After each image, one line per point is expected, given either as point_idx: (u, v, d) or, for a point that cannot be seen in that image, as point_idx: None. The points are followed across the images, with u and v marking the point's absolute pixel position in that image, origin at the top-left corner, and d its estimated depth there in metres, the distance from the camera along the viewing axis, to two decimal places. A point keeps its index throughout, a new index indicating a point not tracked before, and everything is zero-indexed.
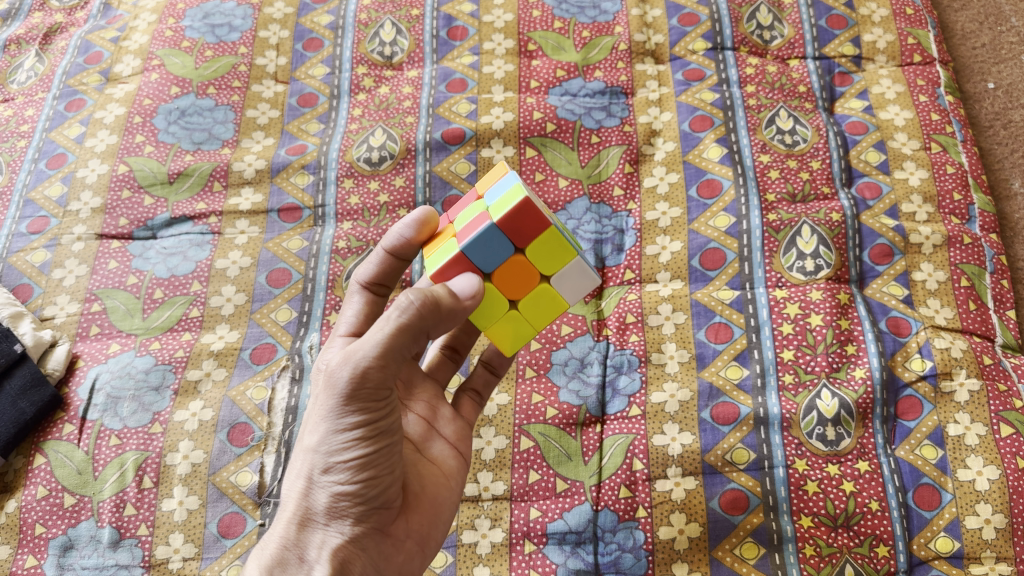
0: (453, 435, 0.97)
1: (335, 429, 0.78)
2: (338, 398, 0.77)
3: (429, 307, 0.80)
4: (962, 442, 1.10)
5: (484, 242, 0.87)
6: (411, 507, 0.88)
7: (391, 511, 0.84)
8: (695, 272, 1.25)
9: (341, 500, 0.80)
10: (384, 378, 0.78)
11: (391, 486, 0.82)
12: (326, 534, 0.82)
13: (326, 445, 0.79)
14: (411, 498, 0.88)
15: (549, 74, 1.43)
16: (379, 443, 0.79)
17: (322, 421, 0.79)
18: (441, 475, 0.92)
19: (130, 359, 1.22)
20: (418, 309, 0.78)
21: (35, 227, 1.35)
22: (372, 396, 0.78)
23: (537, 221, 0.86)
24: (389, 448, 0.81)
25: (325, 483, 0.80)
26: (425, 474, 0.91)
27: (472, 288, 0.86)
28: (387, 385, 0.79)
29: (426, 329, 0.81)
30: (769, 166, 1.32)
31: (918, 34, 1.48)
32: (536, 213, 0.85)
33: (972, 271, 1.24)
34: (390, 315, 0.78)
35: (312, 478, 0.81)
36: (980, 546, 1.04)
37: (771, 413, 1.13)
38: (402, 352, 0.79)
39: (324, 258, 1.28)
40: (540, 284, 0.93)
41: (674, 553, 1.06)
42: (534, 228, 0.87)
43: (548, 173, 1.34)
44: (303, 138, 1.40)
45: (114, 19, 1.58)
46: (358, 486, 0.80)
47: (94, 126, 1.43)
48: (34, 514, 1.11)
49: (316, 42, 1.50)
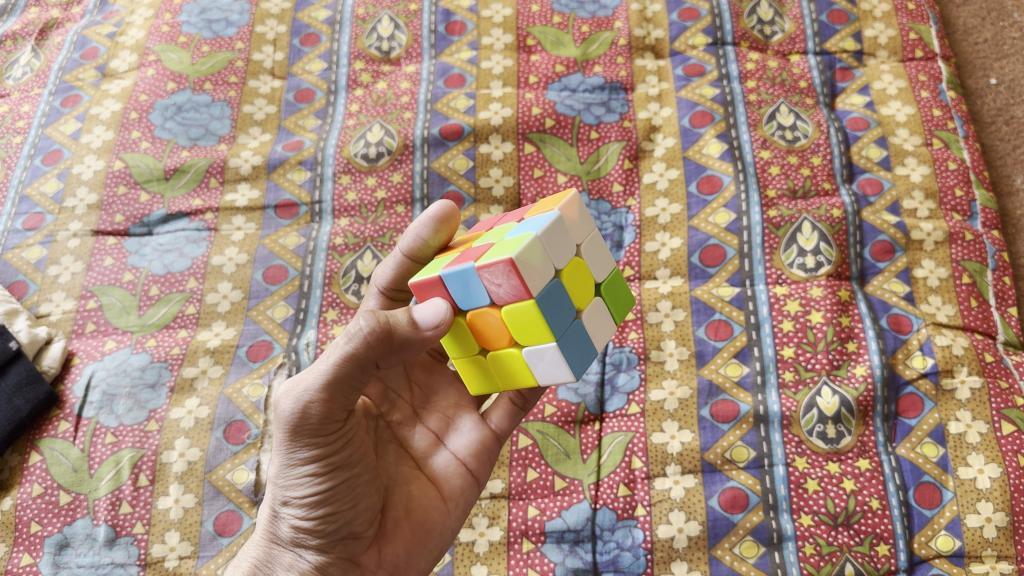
0: (465, 451, 0.91)
1: (287, 462, 0.77)
2: (284, 431, 0.76)
3: (379, 336, 0.74)
4: (963, 440, 1.09)
5: (461, 278, 0.79)
6: (390, 534, 0.84)
7: (362, 540, 0.82)
8: (695, 269, 1.24)
9: (300, 531, 0.80)
10: (329, 411, 0.75)
11: (355, 518, 0.81)
12: (292, 561, 0.81)
13: (281, 477, 0.79)
14: (393, 524, 0.85)
15: (548, 69, 1.42)
16: (332, 478, 0.78)
17: (276, 454, 0.78)
18: (437, 497, 0.88)
19: (125, 356, 1.21)
20: (366, 338, 0.73)
21: (30, 224, 1.34)
22: (318, 429, 0.75)
23: (515, 286, 0.75)
24: (344, 479, 0.79)
25: (284, 514, 0.80)
26: (417, 496, 0.87)
27: (436, 318, 0.77)
28: (334, 418, 0.76)
29: (378, 359, 0.75)
30: (769, 162, 1.31)
31: (920, 30, 1.46)
32: (514, 278, 0.74)
33: (974, 268, 1.23)
34: (339, 344, 0.74)
35: (275, 507, 0.81)
36: (981, 545, 1.03)
37: (771, 410, 1.12)
38: (351, 382, 0.75)
39: (321, 255, 1.27)
40: (516, 350, 0.82)
41: (673, 552, 1.05)
42: (513, 291, 0.76)
43: (547, 169, 1.33)
44: (300, 134, 1.39)
45: (111, 15, 1.57)
46: (315, 516, 0.79)
47: (90, 122, 1.42)
48: (29, 512, 1.10)
49: (313, 37, 1.49)
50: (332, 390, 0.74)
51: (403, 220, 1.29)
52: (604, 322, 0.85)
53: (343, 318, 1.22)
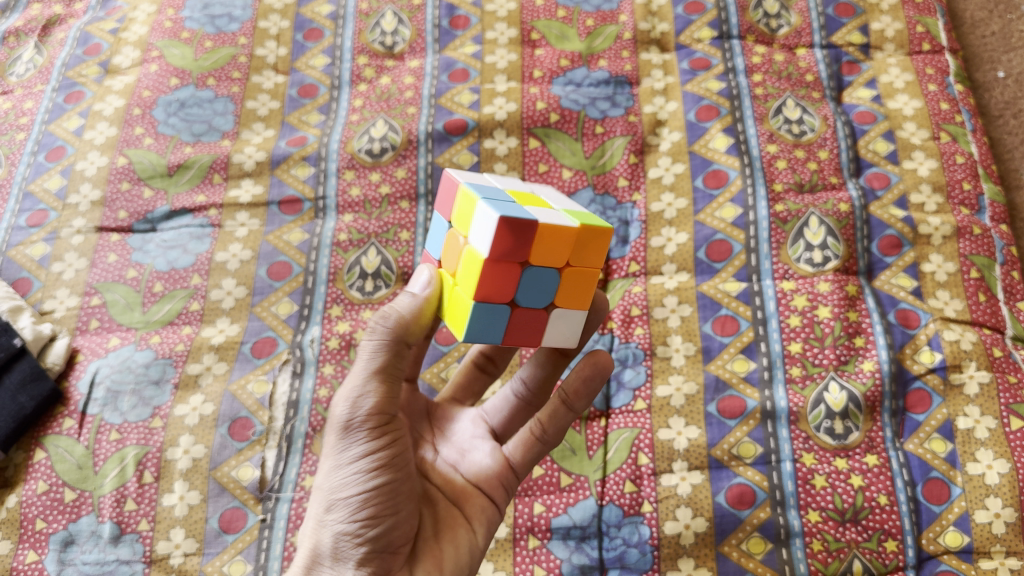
0: (483, 475, 0.91)
1: (343, 459, 0.76)
2: (342, 424, 0.76)
3: (412, 320, 0.77)
4: (972, 436, 1.08)
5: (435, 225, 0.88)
6: (422, 554, 0.82)
7: (400, 555, 0.79)
8: (701, 264, 1.23)
9: (346, 541, 0.76)
10: (384, 400, 0.76)
11: (397, 527, 0.78)
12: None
13: (334, 478, 0.77)
14: (424, 546, 0.82)
15: (552, 63, 1.41)
16: (384, 473, 0.77)
17: (332, 453, 0.77)
18: (464, 517, 0.87)
19: (130, 353, 1.21)
20: (403, 319, 0.76)
21: (34, 220, 1.34)
22: (376, 419, 0.76)
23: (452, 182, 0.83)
24: (399, 475, 0.78)
25: (329, 519, 0.77)
26: (444, 516, 0.86)
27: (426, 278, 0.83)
28: (391, 409, 0.77)
29: (411, 345, 0.77)
30: (775, 156, 1.30)
31: (927, 22, 1.45)
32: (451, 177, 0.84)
33: (982, 262, 1.22)
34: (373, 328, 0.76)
35: (320, 518, 0.78)
36: (990, 541, 1.03)
37: (778, 406, 1.12)
38: (395, 370, 0.76)
39: (325, 251, 1.26)
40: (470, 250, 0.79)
41: (679, 549, 1.04)
42: (454, 188, 0.83)
43: (551, 164, 1.32)
44: (304, 130, 1.38)
45: (113, 10, 1.57)
46: (363, 521, 0.76)
47: (93, 118, 1.42)
48: (34, 509, 1.10)
49: (316, 32, 1.48)
50: (382, 381, 0.76)
51: (407, 216, 1.29)
52: (562, 219, 0.79)
53: (347, 315, 1.22)
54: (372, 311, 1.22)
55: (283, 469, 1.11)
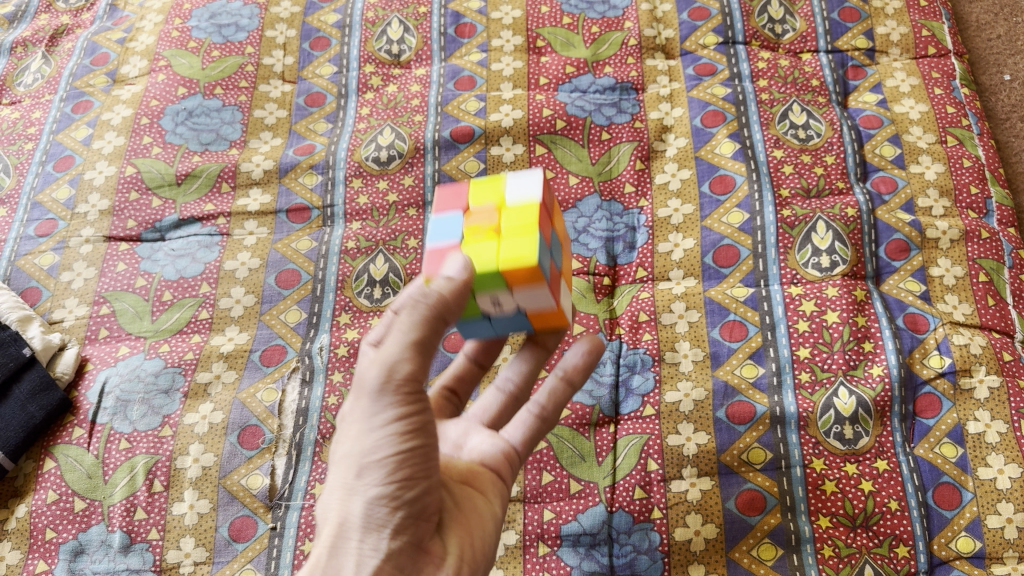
0: (489, 455, 0.85)
1: (373, 423, 0.68)
2: (371, 393, 0.68)
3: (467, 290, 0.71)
4: (982, 440, 1.08)
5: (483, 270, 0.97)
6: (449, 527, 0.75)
7: (431, 525, 0.73)
8: (709, 269, 1.24)
9: (378, 509, 0.69)
10: (418, 374, 0.68)
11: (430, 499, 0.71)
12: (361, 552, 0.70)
13: (360, 446, 0.69)
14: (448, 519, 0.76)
15: (558, 70, 1.41)
16: (418, 437, 0.68)
17: (357, 422, 0.69)
18: (479, 491, 0.81)
19: (139, 362, 1.21)
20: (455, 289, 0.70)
21: (43, 230, 1.34)
22: (405, 391, 0.67)
23: None
24: (428, 447, 0.69)
25: (362, 485, 0.69)
26: (463, 501, 0.79)
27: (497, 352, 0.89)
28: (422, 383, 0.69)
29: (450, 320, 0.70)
30: (782, 161, 1.30)
31: (932, 27, 1.46)
32: None
33: (990, 266, 1.22)
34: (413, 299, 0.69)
35: (347, 485, 0.70)
36: (1002, 546, 1.02)
37: (788, 411, 1.11)
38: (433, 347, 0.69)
39: (333, 258, 1.27)
40: None
41: (690, 554, 1.05)
42: None
43: (558, 170, 1.33)
44: (311, 138, 1.38)
45: (121, 21, 1.58)
46: (394, 487, 0.68)
47: (101, 128, 1.42)
48: (44, 519, 1.10)
49: (323, 41, 1.49)
50: (418, 350, 0.68)
51: (415, 222, 1.28)
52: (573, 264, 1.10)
53: (355, 322, 1.21)
54: (380, 319, 1.22)
55: (293, 477, 1.11)
